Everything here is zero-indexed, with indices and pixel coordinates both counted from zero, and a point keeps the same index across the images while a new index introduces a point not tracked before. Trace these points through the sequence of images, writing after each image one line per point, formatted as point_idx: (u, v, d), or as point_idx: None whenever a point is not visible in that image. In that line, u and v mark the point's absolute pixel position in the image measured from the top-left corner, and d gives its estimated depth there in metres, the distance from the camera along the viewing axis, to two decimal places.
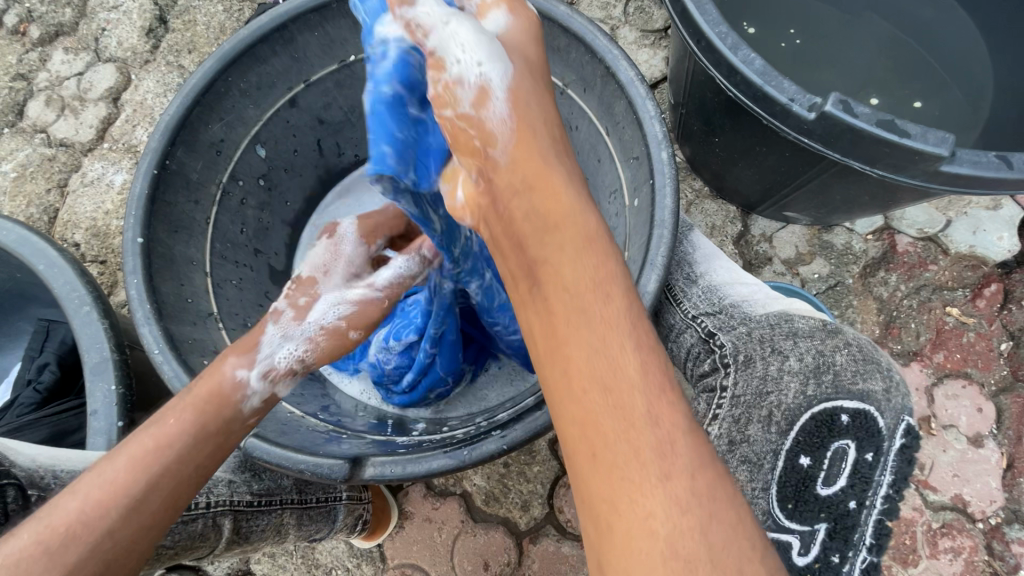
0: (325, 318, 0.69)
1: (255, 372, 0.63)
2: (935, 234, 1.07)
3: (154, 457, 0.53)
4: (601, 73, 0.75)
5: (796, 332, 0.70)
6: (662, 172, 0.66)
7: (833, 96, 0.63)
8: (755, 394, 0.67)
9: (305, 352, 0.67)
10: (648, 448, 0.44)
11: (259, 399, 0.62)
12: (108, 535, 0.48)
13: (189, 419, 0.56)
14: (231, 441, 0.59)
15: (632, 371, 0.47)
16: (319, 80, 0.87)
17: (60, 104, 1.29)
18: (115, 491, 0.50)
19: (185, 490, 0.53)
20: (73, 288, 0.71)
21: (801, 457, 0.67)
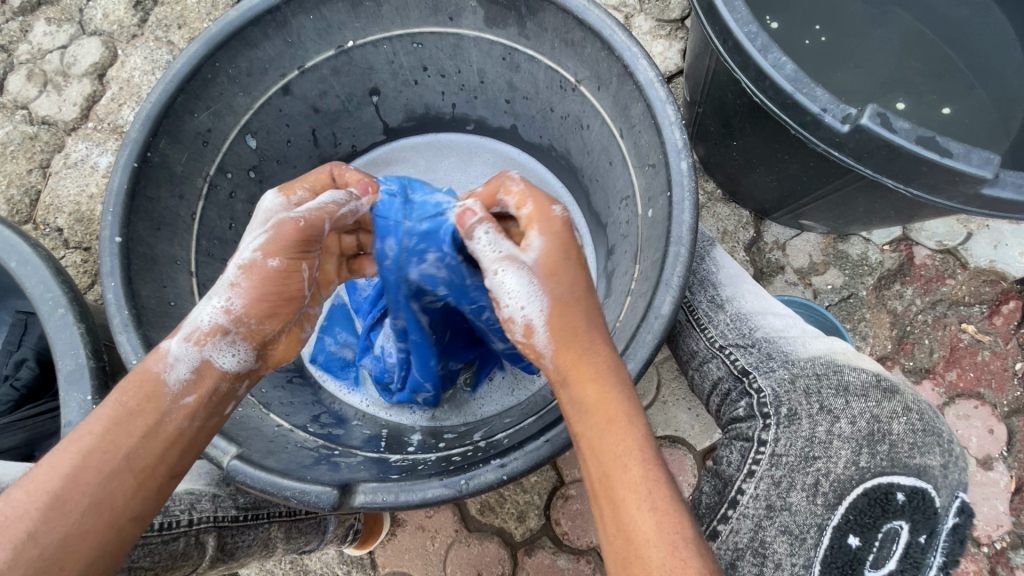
0: (240, 254, 0.56)
1: (174, 341, 0.53)
2: (954, 248, 1.03)
3: (75, 450, 0.46)
4: (618, 71, 0.69)
5: (847, 387, 0.58)
6: (681, 184, 0.61)
7: (870, 108, 0.59)
8: (799, 457, 0.55)
9: (230, 304, 0.55)
10: (663, 520, 0.47)
11: (185, 366, 0.52)
12: (31, 540, 0.43)
13: (120, 401, 0.50)
14: (170, 425, 0.50)
15: (636, 476, 0.48)
16: (314, 67, 0.82)
17: (42, 79, 1.22)
18: (35, 491, 0.45)
19: (117, 482, 0.46)
20: (47, 288, 0.67)
21: (849, 536, 0.52)
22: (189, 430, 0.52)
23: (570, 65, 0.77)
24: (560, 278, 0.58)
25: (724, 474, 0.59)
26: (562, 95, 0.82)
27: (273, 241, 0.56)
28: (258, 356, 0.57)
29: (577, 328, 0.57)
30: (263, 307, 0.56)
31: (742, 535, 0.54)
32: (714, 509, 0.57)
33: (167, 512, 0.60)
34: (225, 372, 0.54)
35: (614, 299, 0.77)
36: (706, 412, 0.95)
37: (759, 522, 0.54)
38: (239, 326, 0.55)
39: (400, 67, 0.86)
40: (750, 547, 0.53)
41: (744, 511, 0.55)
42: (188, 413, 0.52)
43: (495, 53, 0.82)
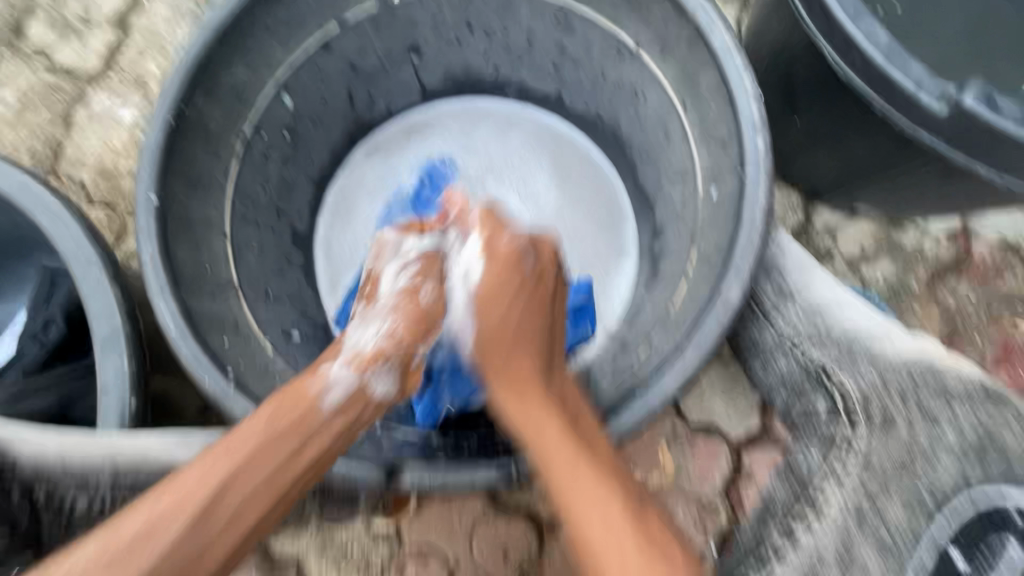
0: (393, 284, 0.65)
1: (335, 364, 0.56)
2: (1015, 241, 0.98)
3: (228, 459, 0.48)
4: (689, 36, 0.64)
5: (948, 391, 0.58)
6: (756, 162, 0.57)
7: (974, 87, 0.54)
8: (896, 464, 0.57)
9: (388, 326, 0.60)
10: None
11: (342, 390, 0.55)
12: (172, 551, 0.44)
13: (270, 415, 0.51)
14: (316, 444, 0.52)
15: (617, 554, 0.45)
16: (355, 21, 0.76)
17: (62, 25, 1.17)
18: (181, 500, 0.45)
19: (260, 500, 0.48)
20: (80, 247, 0.64)
21: (954, 554, 0.53)
22: (333, 453, 0.53)
23: (632, 28, 0.71)
24: (494, 303, 0.61)
25: (804, 475, 0.63)
26: (618, 61, 0.77)
27: (425, 277, 0.65)
28: (404, 380, 0.61)
29: (502, 352, 0.59)
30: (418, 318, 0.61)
31: (825, 540, 0.57)
32: (795, 510, 0.61)
33: None
34: (376, 395, 0.57)
35: (664, 282, 0.73)
36: (744, 401, 0.92)
37: (846, 530, 0.57)
38: (394, 350, 0.59)
39: (444, 24, 0.81)
40: (836, 555, 0.56)
41: (830, 518, 0.58)
42: (334, 433, 0.53)
43: (549, 12, 0.77)
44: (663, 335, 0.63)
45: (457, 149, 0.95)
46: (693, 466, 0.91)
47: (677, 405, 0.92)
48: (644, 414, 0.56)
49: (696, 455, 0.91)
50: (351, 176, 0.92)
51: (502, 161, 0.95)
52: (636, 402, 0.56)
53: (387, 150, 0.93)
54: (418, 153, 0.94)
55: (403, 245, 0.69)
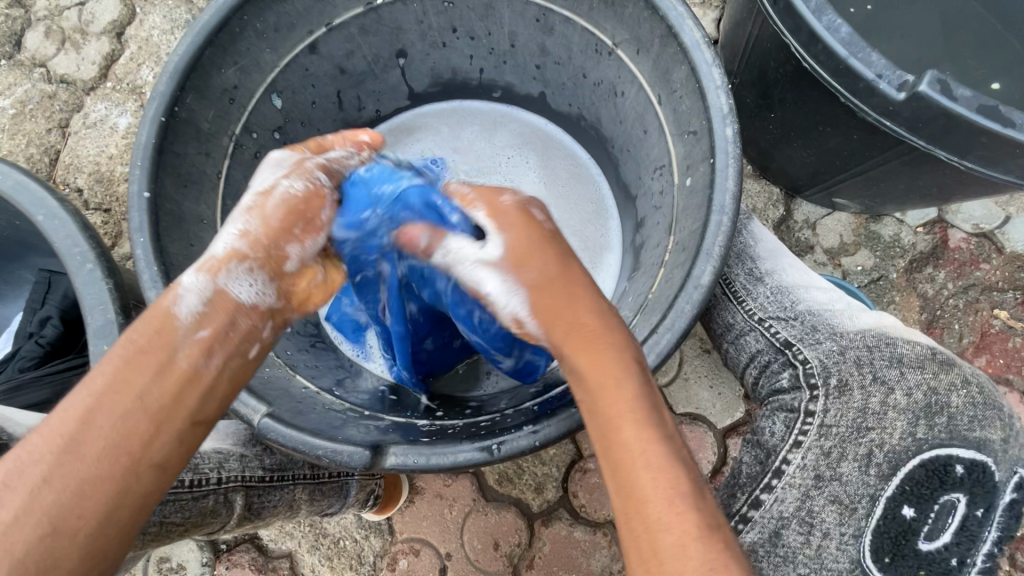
0: (261, 186, 0.58)
1: (188, 273, 0.52)
2: (991, 231, 1.00)
3: (87, 395, 0.45)
4: (661, 33, 0.67)
5: (902, 359, 0.62)
6: (725, 150, 0.59)
7: (929, 75, 0.57)
8: (851, 427, 0.60)
9: (250, 229, 0.54)
10: (674, 513, 0.44)
11: (196, 297, 0.50)
12: (46, 484, 0.42)
13: (124, 344, 0.48)
14: (184, 362, 0.48)
15: (650, 485, 0.45)
16: (342, 25, 0.79)
17: (60, 36, 1.20)
18: (50, 436, 0.44)
19: (132, 420, 0.45)
20: (74, 242, 0.66)
21: (904, 507, 0.57)
22: (201, 367, 0.49)
23: (608, 27, 0.74)
24: (529, 261, 0.54)
25: (767, 444, 0.64)
26: (596, 60, 0.79)
27: (292, 175, 0.59)
28: (279, 291, 0.55)
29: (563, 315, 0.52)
30: (284, 226, 0.56)
31: (788, 505, 0.59)
32: (757, 479, 0.61)
33: (198, 469, 0.60)
34: (240, 304, 0.52)
35: (644, 272, 0.75)
36: (728, 391, 0.94)
37: (806, 492, 0.59)
38: (258, 250, 0.54)
39: (429, 28, 0.84)
40: (796, 516, 0.58)
41: (791, 481, 0.59)
42: (199, 347, 0.49)
43: (529, 14, 0.79)
44: (640, 319, 0.65)
45: (445, 150, 0.97)
46: None
47: (663, 395, 0.94)
48: None
49: None
50: None
51: (490, 159, 0.97)
52: None
53: None
54: (408, 155, 0.97)
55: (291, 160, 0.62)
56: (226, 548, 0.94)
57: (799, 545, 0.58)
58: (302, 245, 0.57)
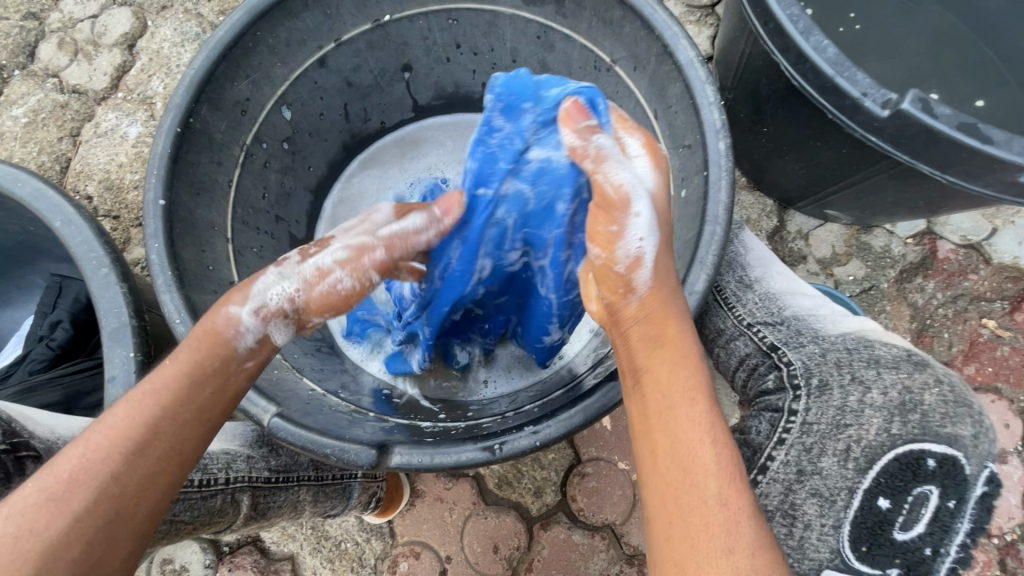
0: (320, 258, 0.62)
1: (244, 308, 0.57)
2: (978, 243, 1.03)
3: (154, 402, 0.49)
4: (657, 52, 0.70)
5: (878, 360, 0.64)
6: (718, 163, 0.62)
7: (911, 94, 0.60)
8: (831, 424, 0.61)
9: (299, 296, 0.60)
10: (725, 486, 0.45)
11: (251, 338, 0.56)
12: (114, 480, 0.45)
13: (190, 360, 0.53)
14: (233, 384, 0.55)
15: (707, 456, 0.47)
16: (350, 41, 0.82)
17: (72, 48, 1.23)
18: (114, 437, 0.47)
19: (193, 429, 0.50)
20: (91, 248, 0.69)
21: (879, 498, 0.58)
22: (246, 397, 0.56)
23: (606, 45, 0.77)
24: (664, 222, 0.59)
25: (755, 442, 0.67)
26: (595, 75, 0.82)
27: (349, 269, 0.62)
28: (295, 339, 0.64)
29: (663, 292, 0.56)
30: (323, 310, 0.62)
31: (772, 497, 0.61)
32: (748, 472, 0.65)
33: (206, 470, 0.62)
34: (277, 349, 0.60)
35: None
36: (724, 398, 0.96)
37: (789, 485, 0.61)
38: (298, 315, 0.61)
39: (433, 44, 0.87)
40: (779, 509, 0.60)
41: (773, 476, 0.62)
42: (249, 376, 0.56)
43: (531, 32, 0.82)
44: None
45: (449, 162, 1.00)
46: None
47: None
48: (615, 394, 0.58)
49: None
50: (349, 187, 0.98)
51: None
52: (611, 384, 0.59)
53: (383, 162, 0.99)
54: (412, 166, 1.00)
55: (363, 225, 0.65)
56: (228, 551, 0.95)
57: (782, 536, 0.60)
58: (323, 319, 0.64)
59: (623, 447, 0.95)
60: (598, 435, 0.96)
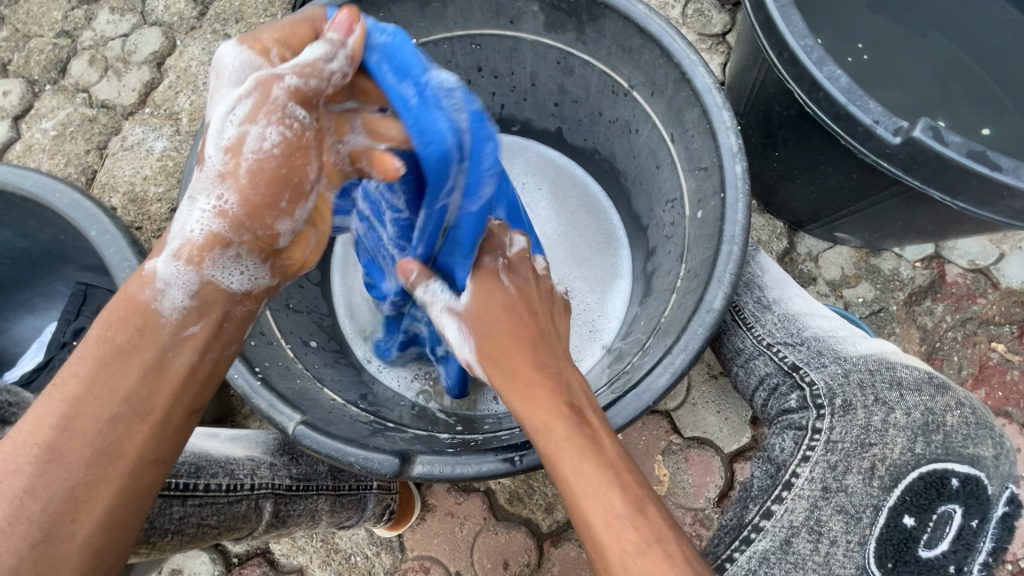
0: (224, 135, 0.47)
1: (162, 259, 0.49)
2: (986, 267, 1.04)
3: (61, 398, 0.44)
4: (675, 78, 0.72)
5: (901, 381, 0.68)
6: (735, 187, 0.64)
7: (922, 122, 0.62)
8: (855, 443, 0.64)
9: (223, 206, 0.48)
10: (595, 496, 0.51)
11: (179, 290, 0.48)
12: (29, 495, 0.42)
13: (104, 341, 0.46)
14: (170, 362, 0.47)
15: (575, 475, 0.51)
16: None
17: (103, 64, 1.28)
18: (24, 444, 0.43)
19: (113, 425, 0.44)
20: (125, 257, 0.71)
21: (905, 516, 0.60)
22: (197, 365, 0.48)
23: (624, 71, 0.80)
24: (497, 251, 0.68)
25: (778, 459, 0.69)
26: (612, 99, 0.85)
27: (263, 122, 0.47)
28: (273, 268, 0.51)
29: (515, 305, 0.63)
30: (260, 202, 0.48)
31: (798, 514, 0.62)
32: (770, 490, 0.66)
33: (233, 475, 0.63)
34: (229, 291, 0.50)
35: (655, 298, 0.80)
36: (735, 416, 0.96)
37: (815, 501, 0.62)
38: (233, 231, 0.48)
39: (456, 67, 0.90)
40: (806, 524, 0.61)
41: (799, 492, 0.63)
42: (192, 345, 0.48)
43: (551, 57, 0.86)
44: (652, 342, 0.69)
45: None
46: (688, 479, 0.94)
47: (672, 419, 0.97)
48: (636, 408, 0.60)
49: (690, 469, 0.94)
50: None
51: None
52: (630, 398, 0.60)
53: None
54: None
55: (248, 76, 0.48)
56: (238, 562, 0.95)
57: (807, 552, 0.60)
58: (292, 218, 0.50)
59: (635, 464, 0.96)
60: None
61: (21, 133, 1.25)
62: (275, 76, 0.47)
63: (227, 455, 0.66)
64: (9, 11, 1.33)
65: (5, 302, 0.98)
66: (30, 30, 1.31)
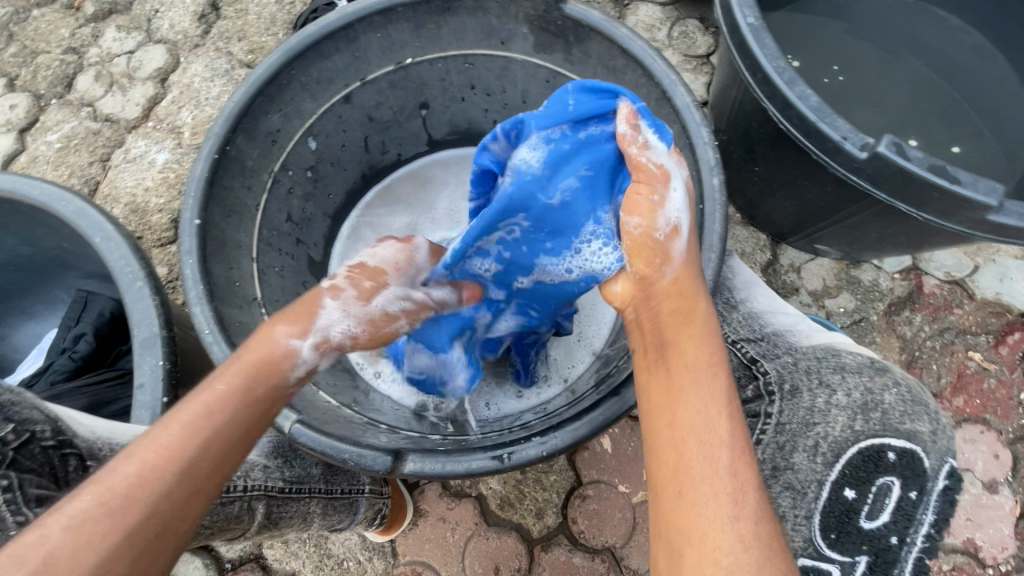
0: (386, 303, 0.71)
1: (305, 342, 0.63)
2: (962, 279, 1.08)
3: (209, 420, 0.52)
4: (656, 96, 0.76)
5: (844, 366, 0.69)
6: (712, 198, 0.67)
7: (886, 138, 0.66)
8: (801, 423, 0.67)
9: (359, 332, 0.68)
10: (736, 458, 0.50)
11: (304, 369, 0.63)
12: (167, 495, 0.47)
13: (241, 384, 0.56)
14: (274, 405, 0.59)
15: (723, 429, 0.52)
16: (374, 80, 0.90)
17: (108, 80, 1.32)
18: (166, 454, 0.49)
19: (242, 446, 0.54)
20: (127, 263, 0.73)
21: (846, 489, 0.65)
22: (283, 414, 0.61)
23: None
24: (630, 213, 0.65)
25: None
26: None
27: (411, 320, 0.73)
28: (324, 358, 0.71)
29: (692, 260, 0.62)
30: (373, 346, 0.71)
31: None
32: None
33: (226, 476, 0.65)
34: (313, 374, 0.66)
35: None
36: None
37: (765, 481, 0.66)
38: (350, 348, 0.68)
39: (450, 84, 0.94)
40: None
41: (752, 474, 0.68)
42: (285, 398, 0.61)
43: (540, 76, 0.90)
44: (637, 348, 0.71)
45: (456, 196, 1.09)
46: None
47: None
48: (615, 411, 0.61)
49: None
50: (366, 215, 1.07)
51: None
52: (614, 399, 0.61)
53: (396, 193, 1.08)
54: (423, 198, 1.09)
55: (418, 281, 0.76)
56: (230, 567, 0.96)
57: None
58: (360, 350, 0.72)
59: (623, 470, 0.97)
60: (598, 458, 0.98)
61: (25, 145, 1.28)
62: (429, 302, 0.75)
63: None
64: (18, 28, 1.37)
65: (7, 309, 1.00)
66: (37, 46, 1.35)
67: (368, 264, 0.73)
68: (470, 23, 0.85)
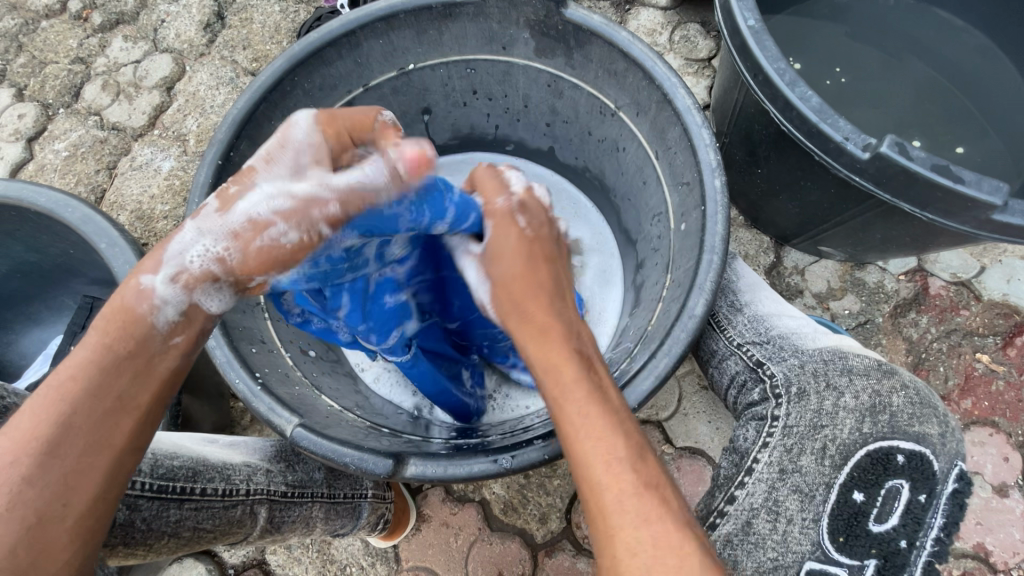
0: (252, 205, 0.51)
1: (160, 277, 0.51)
2: (968, 280, 1.07)
3: (60, 395, 0.47)
4: (658, 100, 0.76)
5: (851, 369, 0.70)
6: (714, 200, 0.67)
7: (888, 138, 0.66)
8: (808, 427, 0.67)
9: (225, 253, 0.51)
10: (600, 466, 0.47)
11: (172, 309, 0.50)
12: (30, 483, 0.45)
13: (100, 342, 0.49)
14: (160, 365, 0.50)
15: (580, 437, 0.49)
16: (377, 86, 0.90)
17: (115, 89, 1.33)
18: (25, 439, 0.46)
19: (113, 422, 0.48)
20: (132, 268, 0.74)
21: (854, 492, 0.63)
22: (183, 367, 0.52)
23: (610, 92, 0.84)
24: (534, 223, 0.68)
25: (741, 448, 0.70)
26: (601, 120, 0.90)
27: (291, 220, 0.51)
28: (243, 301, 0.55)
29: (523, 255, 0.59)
30: (264, 267, 0.52)
31: (757, 497, 0.65)
32: (732, 478, 0.68)
33: (229, 480, 0.65)
34: (212, 315, 0.53)
35: (643, 308, 0.82)
36: (726, 426, 0.98)
37: (772, 484, 0.65)
38: (229, 277, 0.52)
39: (452, 90, 0.95)
40: (764, 505, 0.64)
41: (759, 476, 0.66)
42: (177, 353, 0.51)
43: (542, 80, 0.90)
44: (639, 351, 0.71)
45: None
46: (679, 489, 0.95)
47: (663, 430, 0.99)
48: None
49: (682, 479, 0.95)
50: None
51: None
52: None
53: None
54: None
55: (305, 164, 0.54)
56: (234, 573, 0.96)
57: (767, 531, 0.63)
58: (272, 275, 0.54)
59: None
60: None
61: (34, 154, 1.30)
62: (320, 198, 0.52)
63: (224, 460, 0.68)
64: (27, 39, 1.39)
65: (15, 316, 1.01)
66: (46, 56, 1.37)
67: (239, 172, 0.54)
68: (472, 29, 0.86)
